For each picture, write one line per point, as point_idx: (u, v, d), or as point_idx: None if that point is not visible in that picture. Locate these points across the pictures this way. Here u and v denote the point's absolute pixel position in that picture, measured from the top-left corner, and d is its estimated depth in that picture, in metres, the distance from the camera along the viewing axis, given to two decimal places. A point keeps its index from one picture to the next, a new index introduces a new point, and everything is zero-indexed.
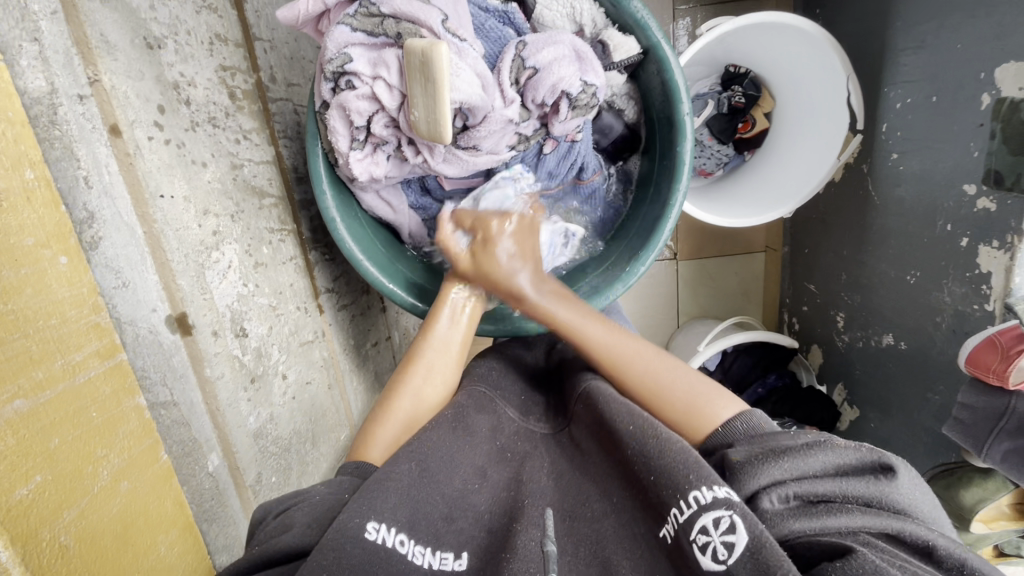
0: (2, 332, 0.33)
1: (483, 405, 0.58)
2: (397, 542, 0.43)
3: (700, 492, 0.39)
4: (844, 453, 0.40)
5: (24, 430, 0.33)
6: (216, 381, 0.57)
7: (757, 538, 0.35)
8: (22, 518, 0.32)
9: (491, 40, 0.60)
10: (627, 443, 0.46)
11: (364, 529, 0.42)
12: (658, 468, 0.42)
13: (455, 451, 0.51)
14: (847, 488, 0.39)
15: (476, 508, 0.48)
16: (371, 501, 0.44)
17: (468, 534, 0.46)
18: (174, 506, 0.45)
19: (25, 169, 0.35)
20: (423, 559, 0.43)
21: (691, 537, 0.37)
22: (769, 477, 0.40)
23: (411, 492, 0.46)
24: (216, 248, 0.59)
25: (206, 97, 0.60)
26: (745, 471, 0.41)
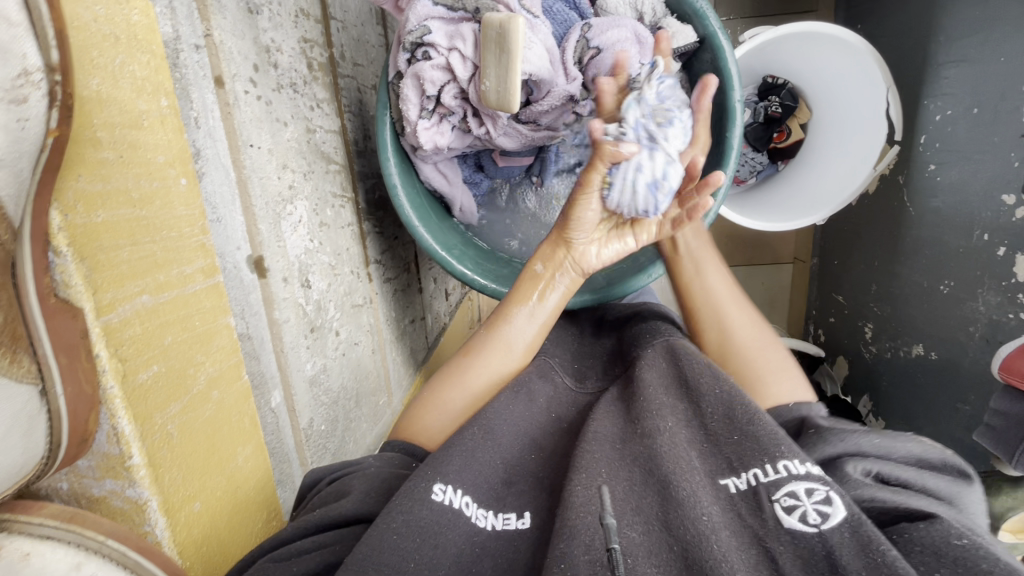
0: (138, 234, 0.37)
1: (544, 372, 0.58)
2: (464, 504, 0.43)
3: (790, 461, 0.38)
4: (928, 452, 0.42)
5: (148, 322, 0.37)
6: (283, 324, 0.61)
7: (856, 515, 0.35)
8: (141, 401, 0.36)
9: (557, 22, 0.65)
10: (710, 401, 0.46)
11: (429, 491, 0.42)
12: (745, 430, 0.42)
13: (520, 411, 0.52)
14: (925, 480, 0.40)
15: (535, 474, 0.48)
16: (439, 465, 0.45)
17: (529, 494, 0.46)
18: (251, 424, 0.48)
19: (161, 97, 0.39)
20: (486, 521, 0.43)
21: (775, 497, 0.37)
22: (854, 447, 0.42)
23: (475, 455, 0.46)
24: (291, 201, 0.63)
25: (290, 63, 0.65)
26: (833, 433, 0.43)
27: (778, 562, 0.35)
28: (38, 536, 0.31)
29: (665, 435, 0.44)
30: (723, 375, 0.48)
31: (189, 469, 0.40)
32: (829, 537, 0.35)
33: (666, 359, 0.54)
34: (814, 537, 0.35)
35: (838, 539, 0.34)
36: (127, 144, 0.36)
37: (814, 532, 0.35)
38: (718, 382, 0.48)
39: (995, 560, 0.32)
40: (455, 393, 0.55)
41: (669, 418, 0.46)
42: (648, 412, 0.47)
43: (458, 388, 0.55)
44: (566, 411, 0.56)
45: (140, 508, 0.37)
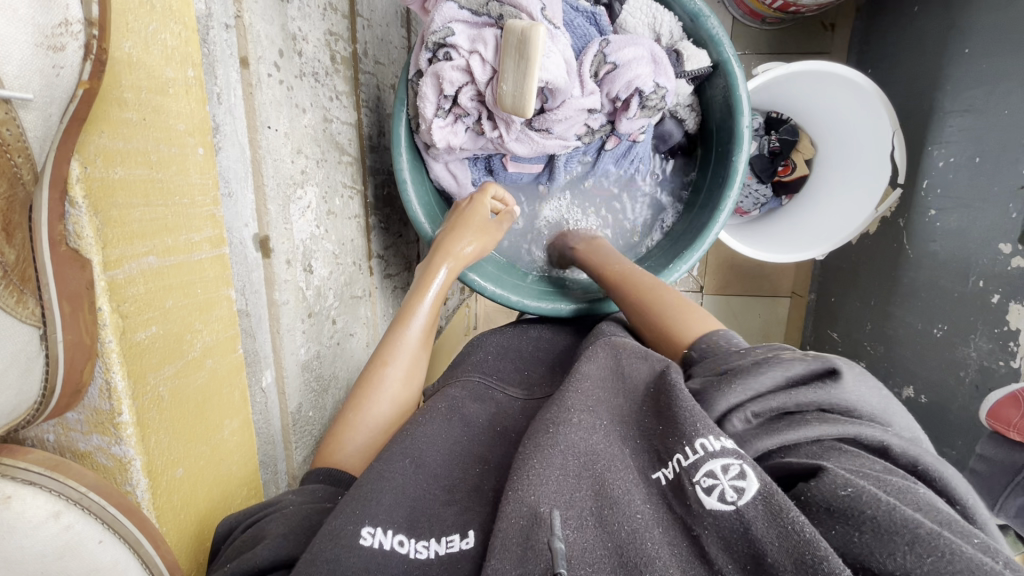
0: (153, 196, 0.38)
1: (479, 395, 0.56)
2: (396, 542, 0.39)
3: (708, 439, 0.36)
4: (792, 365, 0.41)
5: (151, 282, 0.38)
6: (282, 306, 0.61)
7: (768, 487, 0.33)
8: (137, 358, 0.37)
9: (576, 36, 0.67)
10: (641, 393, 0.45)
11: (357, 535, 0.38)
12: (668, 412, 0.40)
13: (453, 438, 0.49)
14: (799, 396, 0.39)
15: (481, 487, 0.44)
16: (366, 504, 0.40)
17: (473, 509, 0.42)
18: (240, 398, 0.49)
19: (188, 68, 0.40)
20: (429, 552, 0.39)
21: (694, 479, 0.35)
22: (730, 402, 0.41)
23: (407, 491, 0.42)
24: (302, 186, 0.64)
25: (314, 52, 0.66)
26: (707, 396, 0.42)
27: (707, 553, 0.33)
28: (22, 480, 0.33)
29: (594, 421, 0.42)
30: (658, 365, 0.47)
31: (176, 434, 0.41)
32: (746, 513, 0.32)
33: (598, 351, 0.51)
34: (733, 517, 0.33)
35: (756, 514, 0.32)
36: (151, 108, 0.37)
37: (731, 512, 0.33)
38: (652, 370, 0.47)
39: (876, 498, 0.31)
40: (381, 406, 0.53)
41: (599, 406, 0.44)
42: (576, 394, 0.45)
43: (395, 366, 0.56)
44: (513, 424, 0.52)
45: (123, 466, 0.37)
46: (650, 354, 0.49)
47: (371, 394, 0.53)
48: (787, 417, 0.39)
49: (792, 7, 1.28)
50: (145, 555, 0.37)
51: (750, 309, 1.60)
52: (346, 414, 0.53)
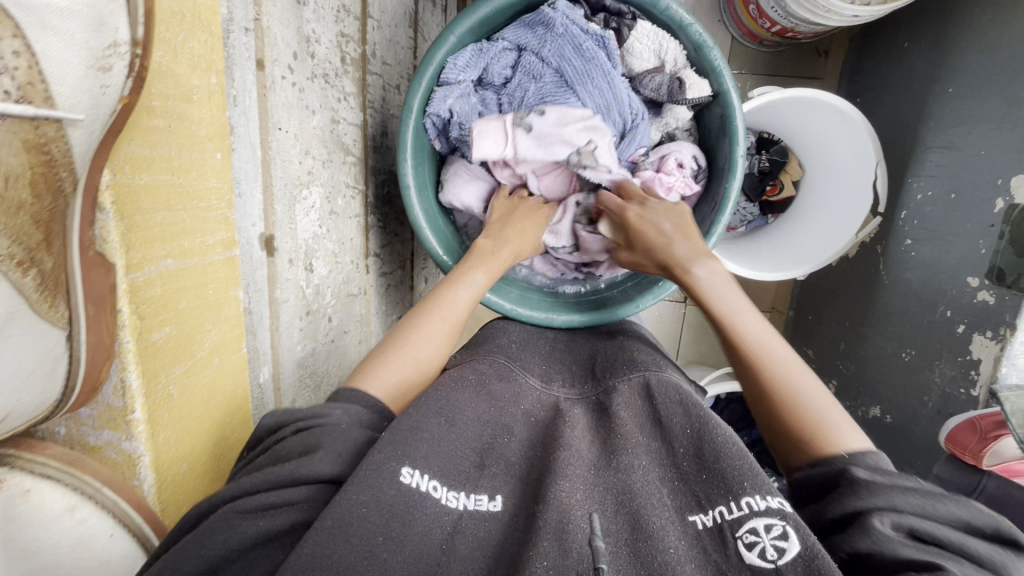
0: (173, 201, 0.39)
1: (504, 374, 0.62)
2: (430, 487, 0.44)
3: (753, 498, 0.42)
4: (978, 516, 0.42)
5: (168, 284, 0.39)
6: (282, 303, 0.62)
7: (810, 548, 0.38)
8: (151, 358, 0.38)
9: (586, 58, 0.69)
10: (680, 436, 0.50)
11: (399, 473, 0.43)
12: (713, 467, 0.46)
13: (480, 408, 0.54)
14: (968, 542, 0.40)
15: (508, 458, 0.49)
16: (407, 448, 0.45)
17: (500, 477, 0.47)
18: (242, 394, 0.50)
19: (212, 74, 0.41)
20: (457, 502, 0.44)
21: (737, 533, 0.41)
22: (886, 502, 0.42)
23: (444, 443, 0.48)
24: (307, 186, 0.65)
25: (325, 54, 0.67)
26: (866, 487, 0.43)
27: None
28: (39, 474, 0.37)
29: (638, 462, 0.48)
30: (693, 410, 0.52)
31: (182, 431, 0.42)
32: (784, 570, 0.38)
33: (639, 396, 0.57)
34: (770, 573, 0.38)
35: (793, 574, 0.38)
36: (176, 115, 0.38)
37: (770, 567, 0.38)
38: (688, 416, 0.51)
39: None
40: (397, 369, 0.57)
41: (639, 446, 0.50)
42: (621, 440, 0.51)
43: (427, 334, 0.61)
44: (536, 405, 0.58)
45: (131, 461, 0.39)
46: (688, 399, 0.54)
47: (409, 343, 0.59)
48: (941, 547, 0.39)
49: (789, 33, 1.32)
50: (145, 539, 0.41)
51: None
52: (382, 356, 0.58)
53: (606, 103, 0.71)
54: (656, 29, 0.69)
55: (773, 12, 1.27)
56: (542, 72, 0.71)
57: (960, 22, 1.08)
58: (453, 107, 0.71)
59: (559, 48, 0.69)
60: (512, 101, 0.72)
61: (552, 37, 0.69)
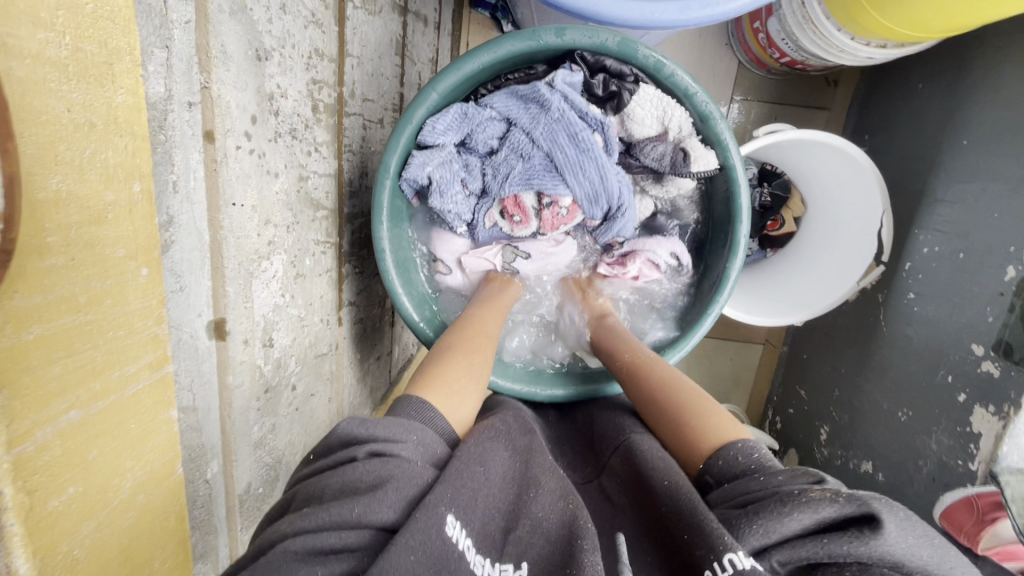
0: (77, 342, 0.33)
1: (525, 429, 0.62)
2: (465, 547, 0.43)
3: (736, 556, 0.39)
4: (821, 507, 0.40)
5: (71, 439, 0.33)
6: (235, 389, 0.57)
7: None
8: (46, 531, 0.32)
9: (579, 142, 0.63)
10: (663, 501, 0.49)
11: (445, 521, 0.42)
12: (693, 527, 0.44)
13: (506, 470, 0.53)
14: (828, 546, 0.39)
15: (534, 518, 0.48)
16: (452, 496, 0.45)
17: (528, 542, 0.46)
18: (176, 520, 0.44)
19: (134, 182, 0.35)
20: (483, 570, 0.42)
21: None
22: (753, 547, 0.41)
23: (477, 498, 0.47)
24: (267, 257, 0.59)
25: (293, 108, 0.60)
26: (733, 536, 0.42)
27: None
28: None
29: (641, 561, 0.46)
30: (673, 467, 0.52)
31: None
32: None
33: (629, 466, 0.57)
34: None
35: None
36: (84, 244, 0.32)
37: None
38: (670, 473, 0.51)
39: None
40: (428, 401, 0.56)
41: (635, 543, 0.48)
42: (623, 544, 0.49)
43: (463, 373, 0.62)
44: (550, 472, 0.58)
45: None
46: (668, 456, 0.54)
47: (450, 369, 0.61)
48: (821, 570, 0.39)
49: (798, 65, 1.26)
50: None
51: (723, 353, 1.62)
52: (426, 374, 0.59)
53: (597, 187, 0.64)
54: (659, 94, 0.63)
55: (783, 44, 1.21)
56: (531, 153, 0.64)
57: (981, 71, 1.02)
58: (433, 174, 0.64)
59: (553, 131, 0.63)
60: (496, 175, 0.66)
61: (548, 119, 0.62)
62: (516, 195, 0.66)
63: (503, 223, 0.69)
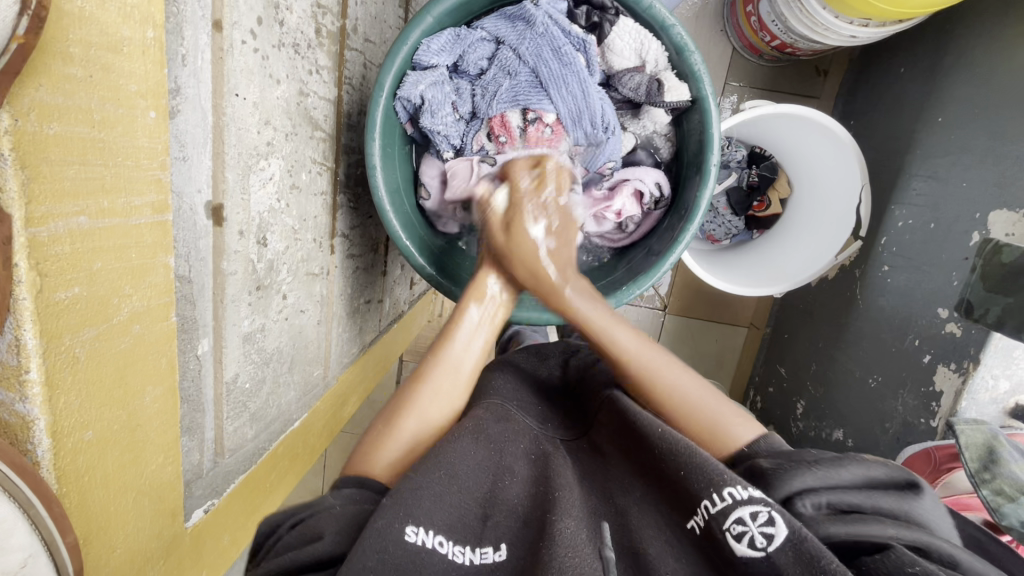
0: (90, 155, 0.37)
1: (503, 415, 0.63)
2: (436, 543, 0.46)
3: (734, 488, 0.45)
4: (873, 467, 0.49)
5: (79, 242, 0.37)
6: (228, 276, 0.60)
7: (796, 531, 0.42)
8: (53, 318, 0.36)
9: (563, 62, 0.70)
10: (655, 442, 0.53)
11: (403, 533, 0.45)
12: (687, 465, 0.49)
13: (478, 453, 0.55)
14: (876, 500, 0.46)
15: (509, 502, 0.52)
16: (410, 507, 0.47)
17: (504, 524, 0.50)
18: (167, 364, 0.48)
19: (148, 28, 0.39)
20: (464, 557, 0.47)
21: (725, 526, 0.44)
22: (801, 484, 0.47)
23: (442, 496, 0.50)
24: (266, 157, 0.63)
25: (297, 23, 0.65)
26: (779, 475, 0.48)
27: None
28: None
29: (631, 496, 0.53)
30: (665, 415, 0.56)
31: (89, 398, 0.40)
32: (774, 554, 0.42)
33: (617, 413, 0.61)
34: (762, 560, 0.42)
35: (785, 559, 0.41)
36: (100, 65, 0.36)
37: (761, 555, 0.42)
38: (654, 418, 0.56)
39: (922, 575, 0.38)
40: (410, 423, 0.60)
41: (627, 481, 0.54)
42: (611, 481, 0.55)
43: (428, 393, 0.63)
44: (533, 444, 0.61)
45: (24, 425, 0.36)
46: (658, 405, 0.58)
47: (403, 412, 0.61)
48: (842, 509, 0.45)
49: (788, 48, 1.31)
50: (50, 540, 0.36)
51: (708, 332, 1.65)
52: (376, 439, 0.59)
53: (579, 108, 0.72)
54: (638, 27, 0.69)
55: (773, 26, 1.26)
56: (518, 70, 0.71)
57: (955, 53, 1.08)
58: (425, 94, 0.70)
59: (538, 47, 0.70)
60: (485, 94, 0.73)
61: (533, 34, 0.70)
62: (503, 115, 0.72)
63: (488, 146, 0.75)
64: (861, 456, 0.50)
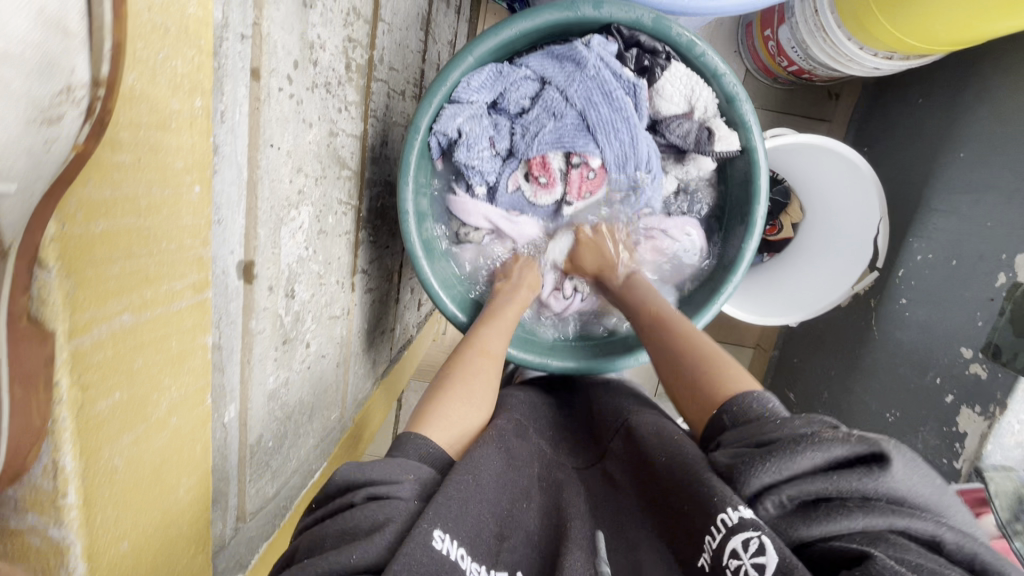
0: (136, 247, 0.33)
1: (520, 432, 0.63)
2: (459, 556, 0.44)
3: (727, 514, 0.44)
4: (834, 447, 0.43)
5: (122, 344, 0.33)
6: (257, 335, 0.56)
7: (786, 560, 0.39)
8: (93, 432, 0.32)
9: (612, 107, 0.66)
10: (666, 471, 0.54)
11: (430, 536, 0.44)
12: (695, 493, 0.49)
13: (500, 468, 0.55)
14: (838, 481, 0.42)
15: (524, 529, 0.52)
16: (439, 510, 0.46)
17: (518, 552, 0.49)
18: (201, 450, 0.44)
19: (196, 97, 0.35)
20: None
21: (725, 562, 0.42)
22: (762, 482, 0.45)
23: (468, 504, 0.48)
24: (296, 206, 0.59)
25: (330, 61, 0.61)
26: (740, 476, 0.46)
27: None
28: None
29: (644, 528, 0.52)
30: (673, 443, 0.57)
31: (125, 506, 0.36)
32: None
33: (633, 449, 0.62)
34: None
35: None
36: (149, 146, 0.32)
37: None
38: (669, 448, 0.57)
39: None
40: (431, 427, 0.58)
41: (642, 511, 0.54)
42: (625, 512, 0.55)
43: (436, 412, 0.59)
44: (544, 471, 0.61)
45: (58, 550, 0.32)
46: (673, 437, 0.59)
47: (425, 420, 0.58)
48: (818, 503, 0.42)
49: (805, 75, 1.30)
50: None
51: None
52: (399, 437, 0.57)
53: (624, 151, 0.69)
54: (689, 72, 0.67)
55: (793, 53, 1.24)
56: (564, 112, 0.67)
57: (978, 89, 1.07)
58: (463, 127, 0.67)
59: (588, 90, 0.66)
60: (525, 134, 0.70)
61: (582, 77, 0.66)
62: (544, 156, 0.69)
63: (528, 185, 0.73)
64: (822, 433, 0.45)
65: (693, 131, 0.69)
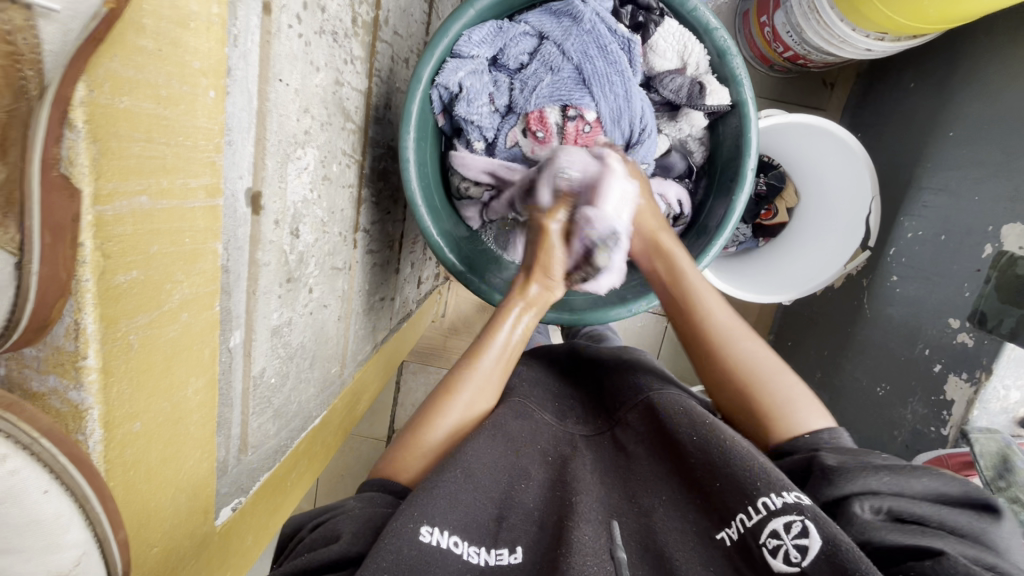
0: (156, 133, 0.35)
1: (521, 412, 0.63)
2: (450, 543, 0.47)
3: (768, 498, 0.46)
4: (949, 485, 0.48)
5: (139, 224, 0.35)
6: (263, 267, 0.59)
7: (830, 542, 0.42)
8: (111, 302, 0.34)
9: (608, 62, 0.70)
10: (688, 444, 0.53)
11: (418, 533, 0.46)
12: (726, 476, 0.49)
13: (497, 452, 0.56)
14: (944, 515, 0.46)
15: (525, 506, 0.53)
16: (423, 507, 0.48)
17: (519, 528, 0.51)
18: (210, 355, 0.46)
19: (214, 3, 0.38)
20: (479, 558, 0.48)
21: (760, 541, 0.44)
22: (862, 487, 0.48)
23: (458, 496, 0.51)
24: (302, 146, 0.62)
25: (337, 11, 0.63)
26: (841, 475, 0.49)
27: None
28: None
29: (661, 497, 0.52)
30: (698, 420, 0.55)
31: (138, 386, 0.38)
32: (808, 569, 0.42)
33: (647, 420, 0.60)
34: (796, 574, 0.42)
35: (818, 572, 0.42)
36: (168, 40, 0.35)
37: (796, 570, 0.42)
38: (693, 424, 0.55)
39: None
40: (438, 432, 0.60)
41: (654, 481, 0.54)
42: (637, 480, 0.55)
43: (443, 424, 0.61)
44: (551, 445, 0.61)
45: (78, 413, 0.35)
46: (691, 408, 0.57)
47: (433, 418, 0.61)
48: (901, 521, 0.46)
49: (800, 60, 1.33)
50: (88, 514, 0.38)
51: None
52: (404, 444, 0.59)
53: (617, 110, 0.72)
54: (682, 30, 0.70)
55: (788, 37, 1.27)
56: (561, 66, 0.71)
57: (967, 69, 1.10)
58: (464, 81, 0.70)
59: (584, 44, 0.70)
60: (524, 89, 0.73)
61: (579, 30, 0.70)
62: (541, 110, 0.72)
63: (524, 140, 0.75)
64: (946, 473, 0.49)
65: (686, 85, 0.72)
